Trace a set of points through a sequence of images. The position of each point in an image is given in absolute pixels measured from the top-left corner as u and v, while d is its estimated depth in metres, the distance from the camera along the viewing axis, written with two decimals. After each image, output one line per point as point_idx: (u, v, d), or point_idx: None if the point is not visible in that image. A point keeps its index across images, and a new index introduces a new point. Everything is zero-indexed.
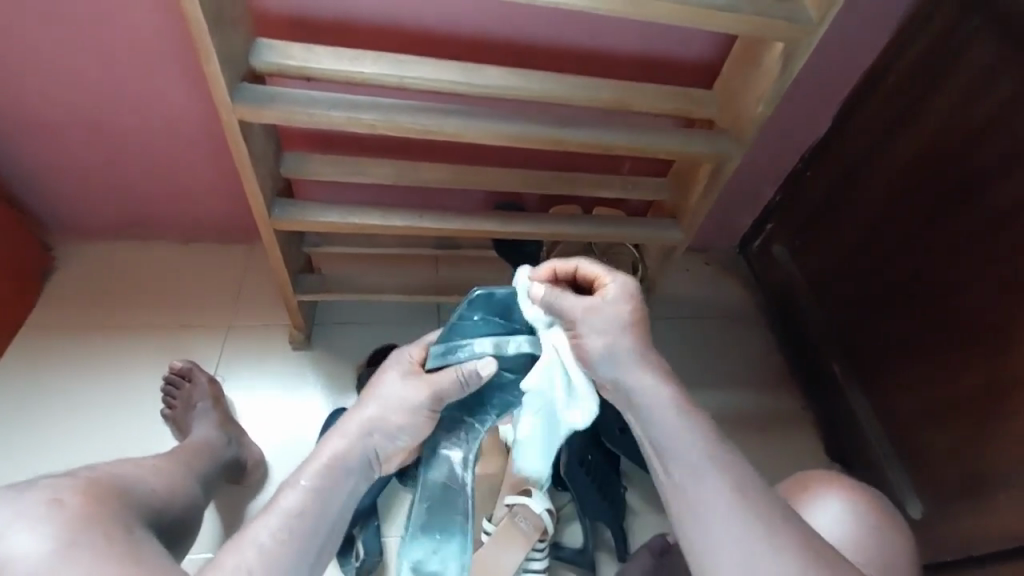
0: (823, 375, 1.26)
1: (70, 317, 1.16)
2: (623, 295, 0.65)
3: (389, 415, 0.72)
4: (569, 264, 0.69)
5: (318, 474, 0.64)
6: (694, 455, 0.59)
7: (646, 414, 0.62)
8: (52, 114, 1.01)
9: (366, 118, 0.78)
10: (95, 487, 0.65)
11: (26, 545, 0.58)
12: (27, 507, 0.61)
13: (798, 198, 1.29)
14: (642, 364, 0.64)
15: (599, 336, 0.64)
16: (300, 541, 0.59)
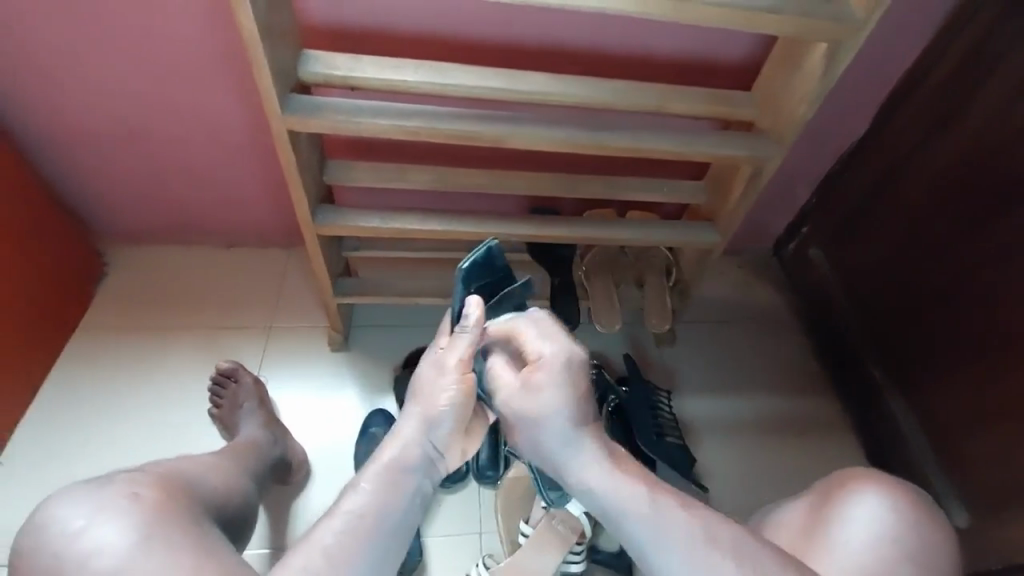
0: (861, 378, 1.23)
1: (122, 319, 1.21)
2: (550, 371, 0.67)
3: (436, 403, 0.68)
4: (511, 326, 0.71)
5: (378, 477, 0.63)
6: (647, 526, 0.61)
7: (593, 493, 0.65)
8: (109, 125, 1.06)
9: (408, 126, 0.80)
10: (166, 484, 0.68)
11: (105, 536, 0.61)
12: (106, 500, 0.64)
13: (835, 200, 1.26)
14: (578, 445, 0.66)
15: (526, 416, 0.68)
16: (364, 548, 0.59)
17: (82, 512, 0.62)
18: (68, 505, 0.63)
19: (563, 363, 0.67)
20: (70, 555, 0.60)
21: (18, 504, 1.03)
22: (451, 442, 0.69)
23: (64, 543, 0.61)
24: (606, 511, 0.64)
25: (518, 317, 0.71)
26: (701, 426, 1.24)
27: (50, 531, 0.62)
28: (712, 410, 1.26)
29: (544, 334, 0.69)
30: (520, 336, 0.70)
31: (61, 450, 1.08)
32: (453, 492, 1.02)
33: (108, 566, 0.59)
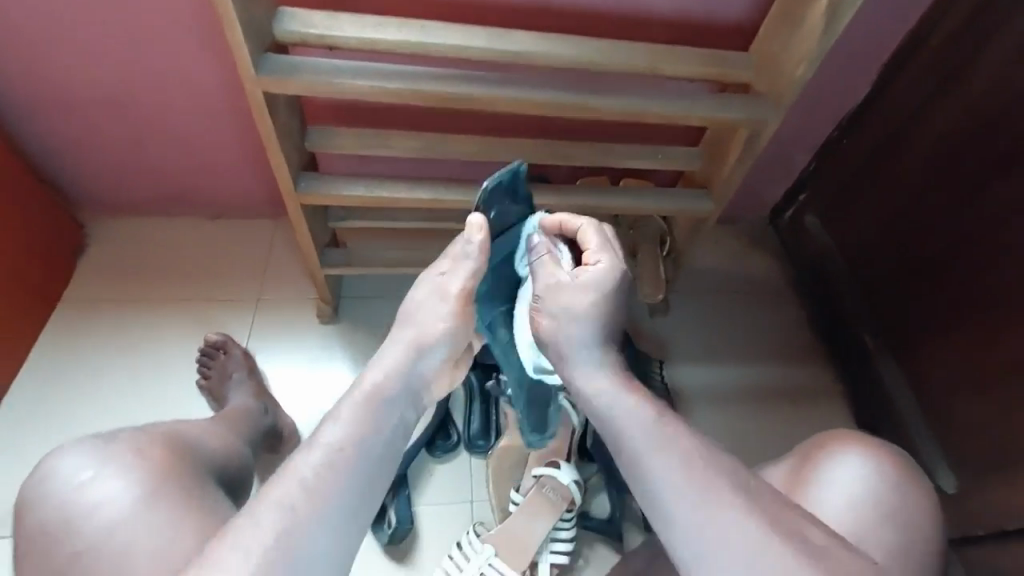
0: (854, 347, 1.23)
1: (107, 293, 1.19)
2: (601, 280, 0.65)
3: (428, 329, 0.67)
4: (575, 224, 0.68)
5: (360, 404, 0.60)
6: (648, 442, 0.59)
7: (603, 399, 0.63)
8: (79, 89, 1.01)
9: (390, 87, 0.76)
10: (169, 441, 0.68)
11: (109, 489, 0.61)
12: (111, 455, 0.63)
13: (832, 166, 1.24)
14: (597, 355, 0.65)
15: (562, 309, 0.65)
16: (346, 478, 0.56)
17: (87, 466, 0.62)
18: (74, 457, 0.63)
19: (613, 277, 0.65)
20: (74, 507, 0.60)
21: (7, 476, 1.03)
22: (439, 372, 0.68)
23: (68, 495, 0.61)
24: (611, 417, 0.62)
25: (585, 219, 0.68)
26: (693, 395, 1.25)
27: (54, 482, 0.62)
28: (704, 379, 1.27)
29: (605, 245, 0.66)
30: (583, 236, 0.67)
31: (54, 424, 1.07)
32: (444, 462, 1.03)
33: (113, 518, 0.59)
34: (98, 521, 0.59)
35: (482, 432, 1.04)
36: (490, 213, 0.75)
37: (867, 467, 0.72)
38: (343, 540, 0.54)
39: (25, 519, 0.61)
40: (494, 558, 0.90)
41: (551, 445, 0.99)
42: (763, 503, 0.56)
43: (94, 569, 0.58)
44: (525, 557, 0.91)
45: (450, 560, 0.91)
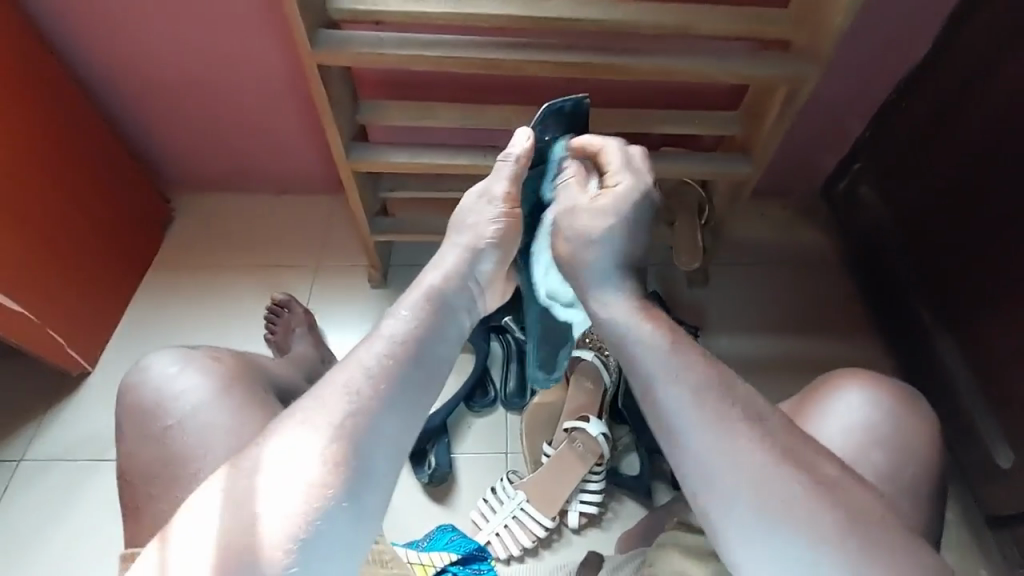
0: (909, 321, 1.18)
1: (183, 258, 1.30)
2: (620, 198, 0.70)
3: (479, 231, 0.71)
4: (596, 146, 0.74)
5: (417, 305, 0.64)
6: (661, 365, 0.62)
7: (613, 323, 0.66)
8: (163, 73, 1.13)
9: (430, 56, 0.82)
10: (240, 358, 0.78)
11: (195, 382, 0.71)
12: (196, 357, 0.73)
13: (890, 131, 1.19)
14: (619, 282, 0.68)
15: (580, 228, 0.70)
16: (406, 365, 0.60)
17: (175, 362, 0.73)
18: (166, 354, 0.73)
19: (636, 194, 0.70)
20: (163, 393, 0.71)
21: (93, 414, 1.13)
22: (491, 278, 0.72)
23: (158, 384, 0.71)
24: (629, 340, 0.64)
25: (609, 142, 0.74)
26: (731, 365, 1.24)
27: (148, 373, 0.72)
28: (745, 350, 1.25)
29: (628, 167, 0.72)
30: (606, 158, 0.73)
31: None
32: (482, 416, 1.09)
33: (192, 406, 0.70)
34: (180, 408, 0.70)
35: (518, 390, 1.09)
36: (545, 136, 0.81)
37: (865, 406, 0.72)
38: (406, 426, 0.59)
39: (121, 402, 0.72)
40: (525, 503, 0.97)
41: (581, 402, 1.03)
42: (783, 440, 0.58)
43: (179, 446, 0.68)
44: (554, 503, 0.97)
45: (485, 502, 0.99)
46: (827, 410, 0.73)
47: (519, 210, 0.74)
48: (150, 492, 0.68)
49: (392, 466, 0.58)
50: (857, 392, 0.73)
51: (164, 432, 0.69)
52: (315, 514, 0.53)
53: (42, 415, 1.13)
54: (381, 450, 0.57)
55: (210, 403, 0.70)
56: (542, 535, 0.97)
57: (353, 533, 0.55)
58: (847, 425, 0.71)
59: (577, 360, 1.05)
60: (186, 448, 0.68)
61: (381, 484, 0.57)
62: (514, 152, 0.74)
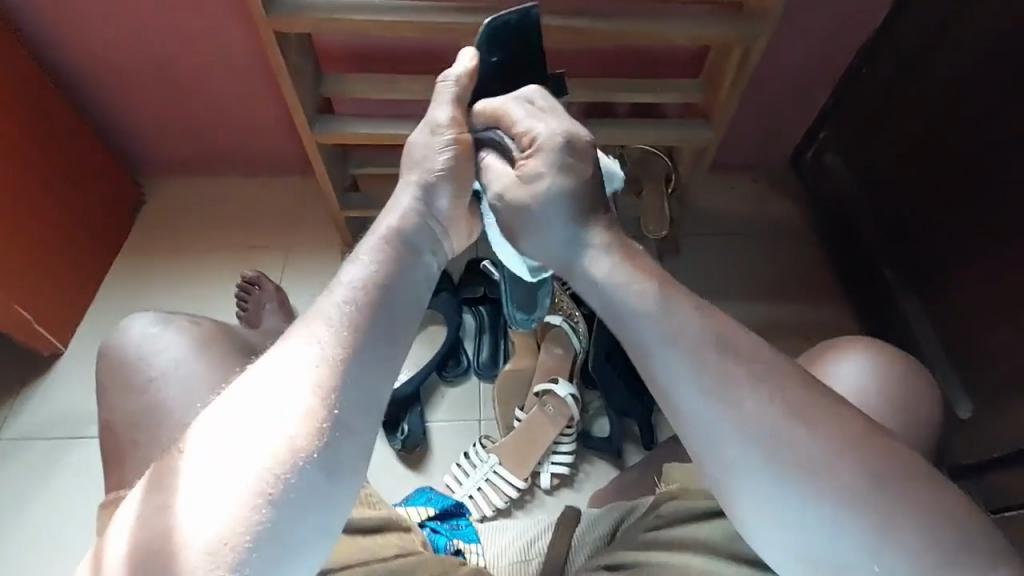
0: (874, 283, 1.21)
1: (154, 240, 1.30)
2: (549, 152, 0.61)
3: (429, 168, 0.65)
4: (495, 106, 0.65)
5: (377, 249, 0.61)
6: (663, 329, 0.57)
7: (592, 283, 0.60)
8: (124, 53, 1.12)
9: (386, 21, 0.83)
10: (221, 323, 0.79)
11: (174, 341, 0.72)
12: (177, 320, 0.75)
13: (851, 97, 1.21)
14: (584, 239, 0.61)
15: (519, 211, 0.64)
16: (372, 307, 0.57)
17: (156, 324, 0.74)
18: (147, 318, 0.74)
19: (557, 143, 0.61)
20: (144, 352, 0.72)
21: (65, 396, 1.13)
22: (452, 216, 0.67)
23: (141, 343, 0.72)
24: (610, 308, 0.59)
25: (505, 97, 0.65)
26: None
27: (128, 334, 0.73)
28: None
29: (533, 113, 0.63)
30: (510, 116, 0.64)
31: None
32: (456, 385, 1.10)
33: (174, 363, 0.71)
34: (161, 365, 0.71)
35: (490, 361, 1.10)
36: (491, 57, 0.71)
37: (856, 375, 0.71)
38: (374, 372, 0.56)
39: (101, 361, 0.73)
40: (498, 466, 0.99)
41: (552, 365, 1.05)
42: (790, 388, 0.55)
43: (162, 398, 0.69)
44: (526, 465, 0.99)
45: (457, 467, 1.00)
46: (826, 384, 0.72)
47: (468, 136, 0.66)
48: (115, 450, 0.68)
49: (364, 414, 0.54)
50: (861, 357, 0.72)
51: (147, 384, 0.70)
52: (284, 468, 0.51)
53: (11, 400, 1.12)
54: (349, 398, 0.54)
55: (194, 359, 0.71)
56: (514, 496, 0.99)
57: (329, 484, 0.52)
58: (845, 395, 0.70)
59: (547, 326, 1.06)
60: (167, 400, 0.69)
61: (354, 433, 0.54)
62: (453, 76, 0.67)
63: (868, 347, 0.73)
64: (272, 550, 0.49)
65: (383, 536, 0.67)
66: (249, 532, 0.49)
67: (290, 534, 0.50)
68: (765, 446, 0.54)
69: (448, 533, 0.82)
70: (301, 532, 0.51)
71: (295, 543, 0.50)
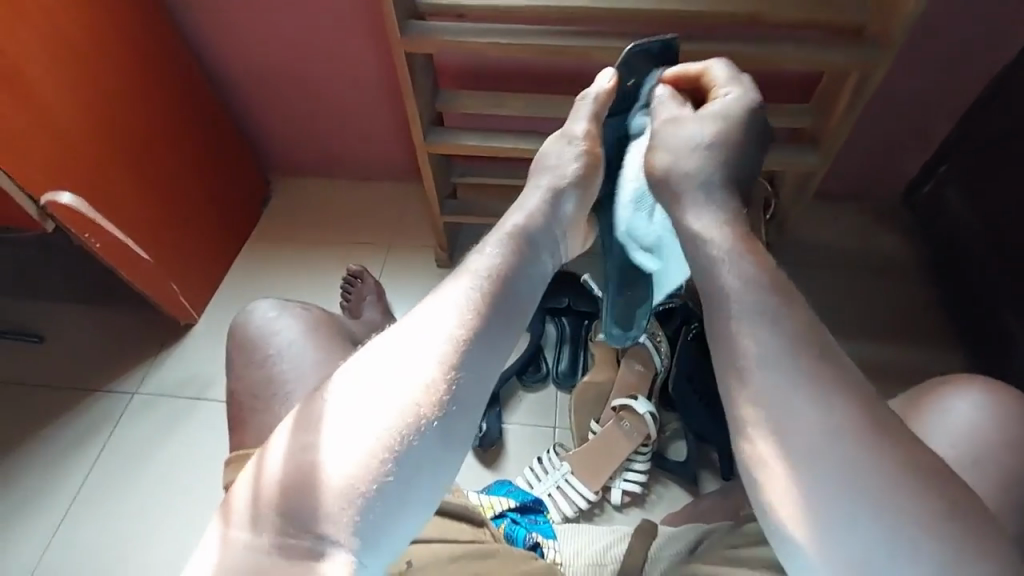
0: (995, 332, 1.09)
1: (273, 232, 1.46)
2: (736, 102, 0.64)
3: (563, 171, 0.69)
4: (696, 67, 0.69)
5: (502, 242, 0.62)
6: (774, 319, 0.51)
7: (707, 257, 0.56)
8: (267, 68, 1.28)
9: (505, 43, 0.89)
10: (328, 312, 0.89)
11: (289, 324, 0.82)
12: (291, 306, 0.85)
13: (981, 129, 1.11)
14: (721, 193, 0.60)
15: (688, 140, 0.63)
16: (500, 295, 0.58)
17: (273, 308, 0.84)
18: (265, 303, 0.85)
19: (747, 103, 0.64)
20: (265, 329, 0.82)
21: (190, 363, 1.29)
22: (574, 219, 0.70)
23: (261, 322, 0.83)
24: (717, 307, 0.54)
25: (710, 60, 0.69)
26: None
27: (252, 315, 0.84)
28: None
29: (732, 78, 0.67)
30: (709, 74, 0.68)
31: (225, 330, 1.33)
32: (533, 391, 1.13)
33: (289, 341, 0.81)
34: (277, 344, 0.81)
35: (570, 371, 1.12)
36: (626, 78, 0.78)
37: (968, 420, 0.65)
38: (493, 356, 0.57)
39: (230, 340, 0.84)
40: (570, 474, 1.00)
41: (632, 382, 1.05)
42: (884, 422, 0.47)
43: (275, 371, 0.78)
44: (599, 477, 1.00)
45: (531, 470, 1.03)
46: (931, 425, 0.66)
47: (599, 150, 0.71)
48: (241, 414, 0.78)
49: (478, 393, 0.55)
50: (976, 404, 0.66)
51: (265, 359, 0.79)
52: (408, 431, 0.53)
53: (149, 360, 1.30)
54: (470, 376, 0.55)
55: (303, 340, 0.81)
56: (585, 507, 1.00)
57: (443, 452, 0.54)
58: (954, 439, 0.64)
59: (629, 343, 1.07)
60: (277, 376, 0.78)
61: (469, 410, 0.55)
62: (592, 93, 0.73)
63: (981, 392, 0.67)
64: (390, 504, 0.51)
65: (458, 523, 0.70)
66: (377, 480, 0.51)
67: (408, 498, 0.52)
68: (846, 488, 0.45)
69: (527, 525, 0.85)
70: (415, 497, 0.53)
71: (409, 502, 0.52)
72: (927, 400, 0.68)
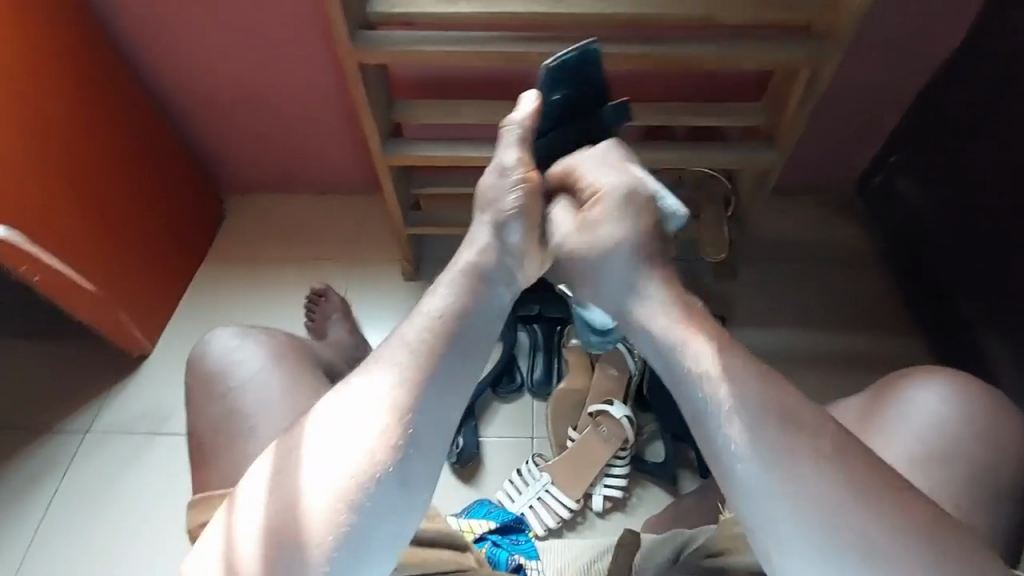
0: (951, 314, 1.14)
1: (230, 253, 1.40)
2: (609, 201, 0.63)
3: (503, 205, 0.65)
4: (569, 166, 0.67)
5: (455, 281, 0.62)
6: (728, 364, 0.55)
7: (652, 334, 0.58)
8: (213, 83, 1.23)
9: (460, 51, 0.88)
10: (293, 337, 0.85)
11: (251, 353, 0.78)
12: (253, 333, 0.81)
13: (928, 120, 1.16)
14: (646, 285, 0.60)
15: (588, 260, 0.62)
16: (453, 336, 0.59)
17: (234, 337, 0.80)
18: (225, 333, 0.80)
19: (630, 193, 0.62)
20: (225, 361, 0.77)
21: (145, 395, 1.22)
22: (526, 247, 0.66)
23: (221, 353, 0.78)
24: (669, 363, 0.57)
25: (576, 156, 0.67)
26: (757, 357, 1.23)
27: (211, 346, 0.79)
28: (775, 342, 1.24)
29: (606, 167, 0.65)
30: (581, 175, 0.66)
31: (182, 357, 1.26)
32: (509, 402, 1.12)
33: (252, 373, 0.76)
34: (239, 375, 0.76)
35: (544, 379, 1.11)
36: (554, 94, 0.73)
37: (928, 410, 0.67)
38: (449, 397, 0.57)
39: (189, 374, 0.79)
40: (550, 485, 0.99)
41: (607, 388, 1.04)
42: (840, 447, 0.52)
43: (238, 405, 0.74)
44: (579, 485, 0.99)
45: (510, 483, 1.01)
46: (894, 417, 0.68)
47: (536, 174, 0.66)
48: (202, 454, 0.73)
49: (436, 437, 0.55)
50: (935, 393, 0.68)
51: (226, 394, 0.75)
52: (365, 480, 0.52)
53: (100, 396, 1.22)
54: (426, 420, 0.55)
55: (267, 369, 0.77)
56: (566, 516, 0.99)
57: (404, 500, 0.54)
58: (916, 430, 0.67)
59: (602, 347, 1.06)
60: (240, 411, 0.74)
61: (428, 454, 0.55)
62: (515, 120, 0.68)
63: (942, 382, 0.69)
64: (352, 555, 0.51)
65: (438, 550, 0.68)
66: (334, 534, 0.51)
67: (369, 547, 0.52)
68: (814, 510, 0.49)
69: (509, 547, 0.83)
70: (377, 545, 0.53)
71: (371, 552, 0.52)
72: (889, 393, 0.70)
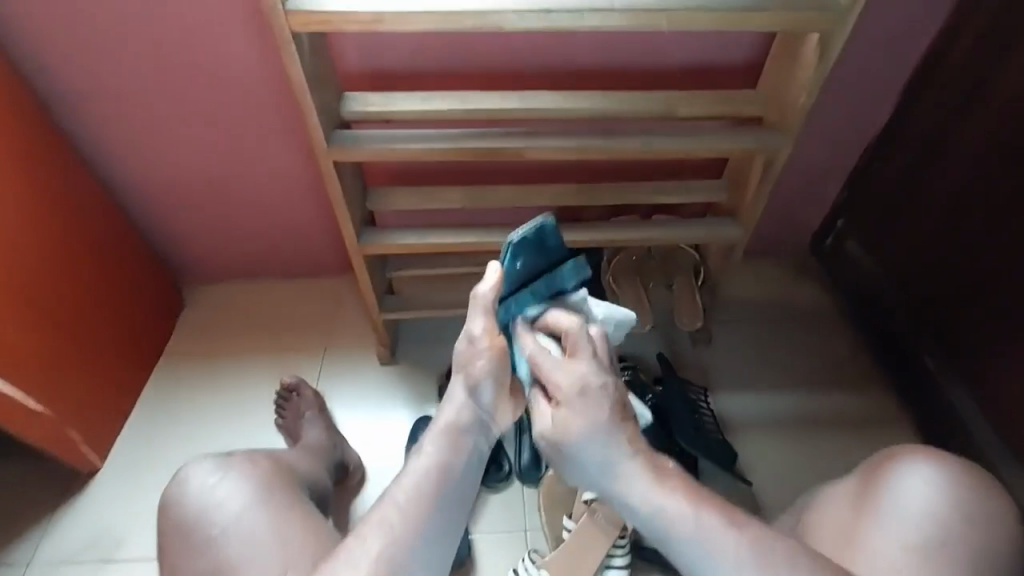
0: (915, 370, 1.19)
1: (192, 346, 1.32)
2: (586, 398, 0.64)
3: (475, 367, 0.70)
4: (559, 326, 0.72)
5: (437, 440, 0.67)
6: (704, 525, 0.61)
7: (642, 510, 0.63)
8: (176, 178, 1.19)
9: (437, 147, 0.89)
10: (274, 462, 0.83)
11: (230, 489, 0.75)
12: (231, 465, 0.78)
13: (867, 189, 1.25)
14: (620, 464, 0.64)
15: (560, 440, 0.65)
16: (438, 496, 0.63)
17: (211, 472, 0.76)
18: (201, 468, 0.77)
19: (603, 387, 0.65)
20: (203, 503, 0.74)
21: (97, 513, 1.11)
22: (499, 402, 0.72)
23: (198, 495, 0.74)
24: (654, 532, 0.63)
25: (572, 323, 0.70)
26: (742, 424, 1.23)
27: (187, 486, 0.75)
28: (755, 406, 1.25)
29: (591, 350, 0.68)
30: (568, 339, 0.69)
31: (140, 467, 1.16)
32: (498, 492, 1.07)
33: (232, 512, 0.73)
34: (220, 516, 0.73)
35: (533, 464, 1.04)
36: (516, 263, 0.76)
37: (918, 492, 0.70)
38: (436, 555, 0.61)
39: (165, 513, 0.75)
40: None
41: None
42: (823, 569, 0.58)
43: (221, 550, 0.70)
44: None
45: None
46: (888, 503, 0.70)
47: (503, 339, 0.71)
48: None
49: None
50: (922, 476, 0.71)
51: (206, 541, 0.71)
52: None
53: (42, 522, 1.10)
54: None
55: (247, 508, 0.73)
56: None
57: None
58: (908, 516, 0.69)
59: None
60: (223, 558, 0.70)
61: None
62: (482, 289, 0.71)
63: (925, 463, 0.72)
64: None
65: None
66: None
67: None
68: None
69: None
70: None
71: None
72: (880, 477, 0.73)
